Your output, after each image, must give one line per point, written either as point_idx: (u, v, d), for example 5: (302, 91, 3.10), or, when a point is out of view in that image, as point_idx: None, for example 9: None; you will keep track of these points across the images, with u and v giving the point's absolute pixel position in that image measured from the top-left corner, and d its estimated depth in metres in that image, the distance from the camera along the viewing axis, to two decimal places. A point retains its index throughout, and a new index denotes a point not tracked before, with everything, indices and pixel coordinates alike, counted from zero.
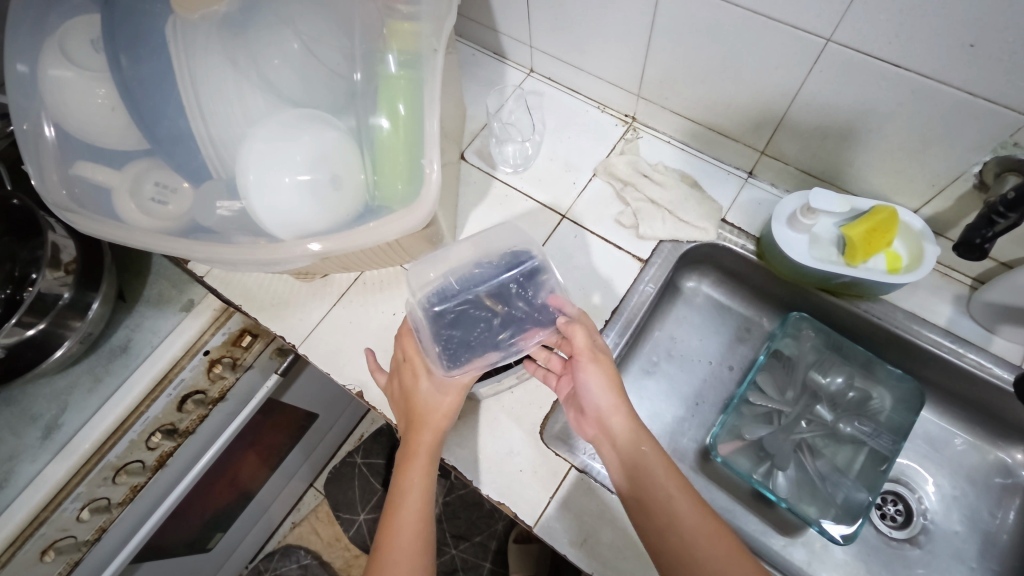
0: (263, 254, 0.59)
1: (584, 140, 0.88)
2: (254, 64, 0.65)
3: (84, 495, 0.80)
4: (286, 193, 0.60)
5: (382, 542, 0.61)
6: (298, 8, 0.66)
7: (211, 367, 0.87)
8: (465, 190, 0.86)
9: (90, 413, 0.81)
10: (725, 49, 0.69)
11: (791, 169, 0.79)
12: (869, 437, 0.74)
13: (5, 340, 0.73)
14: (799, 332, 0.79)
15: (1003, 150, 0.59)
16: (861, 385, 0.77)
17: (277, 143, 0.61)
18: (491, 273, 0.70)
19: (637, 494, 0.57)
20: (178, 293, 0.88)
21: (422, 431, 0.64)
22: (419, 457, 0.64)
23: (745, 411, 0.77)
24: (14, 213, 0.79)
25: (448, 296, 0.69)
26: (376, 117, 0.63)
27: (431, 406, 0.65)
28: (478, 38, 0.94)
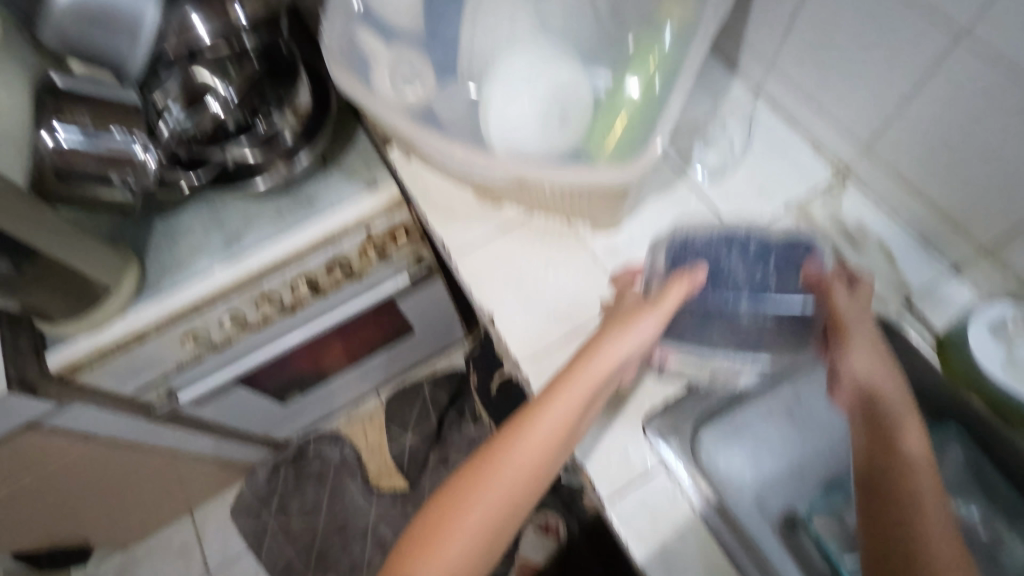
0: (478, 157, 0.64)
1: (786, 173, 0.86)
2: None
3: (233, 306, 0.93)
4: (519, 114, 0.65)
5: (521, 417, 0.64)
6: None
7: (365, 246, 0.98)
8: (652, 176, 0.87)
9: (265, 238, 0.91)
10: (998, 132, 0.64)
11: (1009, 281, 0.71)
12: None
13: (234, 155, 0.86)
14: (945, 450, 0.73)
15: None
16: (994, 529, 0.71)
17: (528, 70, 0.66)
18: (758, 248, 0.75)
19: (889, 467, 0.57)
20: (368, 169, 0.95)
21: (611, 347, 0.66)
22: (594, 374, 0.65)
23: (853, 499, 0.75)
24: (279, 57, 0.90)
25: (703, 244, 0.76)
26: (628, 77, 0.66)
27: (630, 321, 0.67)
28: (717, 42, 0.94)
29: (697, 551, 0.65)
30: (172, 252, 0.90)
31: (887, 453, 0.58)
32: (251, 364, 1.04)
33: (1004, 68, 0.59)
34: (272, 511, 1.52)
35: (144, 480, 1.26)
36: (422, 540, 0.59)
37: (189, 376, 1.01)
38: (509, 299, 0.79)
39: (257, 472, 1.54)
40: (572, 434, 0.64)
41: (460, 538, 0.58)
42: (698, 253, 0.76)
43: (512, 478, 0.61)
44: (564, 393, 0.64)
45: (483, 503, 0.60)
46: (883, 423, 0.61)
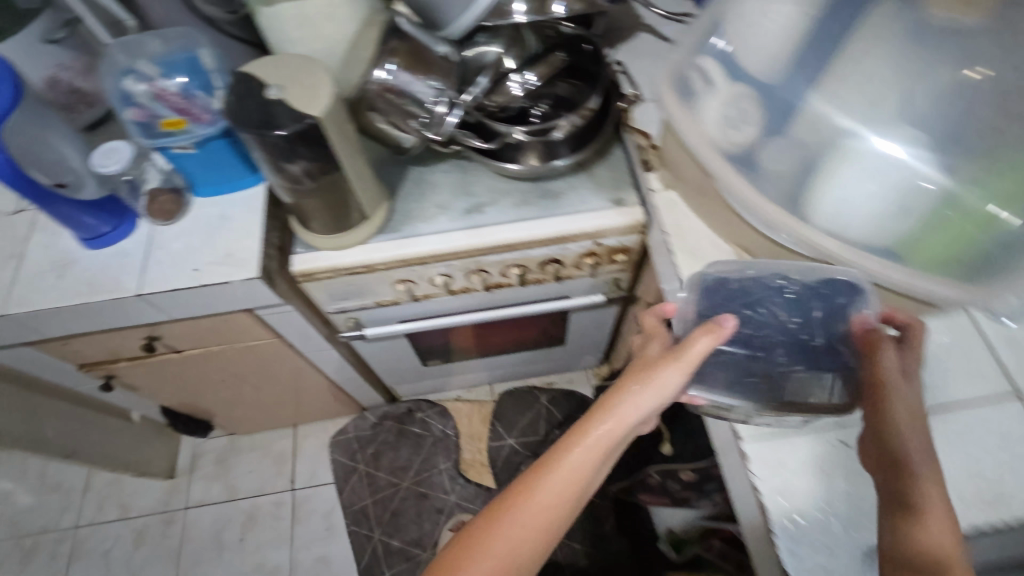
0: (792, 224, 0.65)
1: None
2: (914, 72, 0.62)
3: (451, 268, 0.94)
4: (851, 200, 0.62)
5: (536, 472, 0.58)
6: None
7: (585, 255, 0.97)
8: None
9: (504, 220, 0.92)
10: None
11: None
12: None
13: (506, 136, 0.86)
14: None
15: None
16: None
17: (875, 154, 0.62)
18: (801, 292, 0.67)
19: (897, 513, 0.53)
20: (616, 186, 0.94)
21: (650, 393, 0.59)
22: (631, 411, 0.59)
23: None
24: (582, 59, 0.91)
25: (744, 291, 0.68)
26: (990, 201, 0.58)
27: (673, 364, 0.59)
28: None
29: None
30: (419, 203, 0.94)
31: (903, 502, 0.53)
32: (435, 323, 1.07)
33: None
34: (366, 455, 1.57)
35: (283, 385, 1.34)
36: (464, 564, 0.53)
37: (378, 314, 1.05)
38: None
39: (366, 415, 1.60)
40: (585, 492, 0.59)
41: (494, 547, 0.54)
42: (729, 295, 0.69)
43: (555, 494, 0.56)
44: (606, 433, 0.58)
45: (504, 550, 0.54)
46: (898, 470, 0.55)
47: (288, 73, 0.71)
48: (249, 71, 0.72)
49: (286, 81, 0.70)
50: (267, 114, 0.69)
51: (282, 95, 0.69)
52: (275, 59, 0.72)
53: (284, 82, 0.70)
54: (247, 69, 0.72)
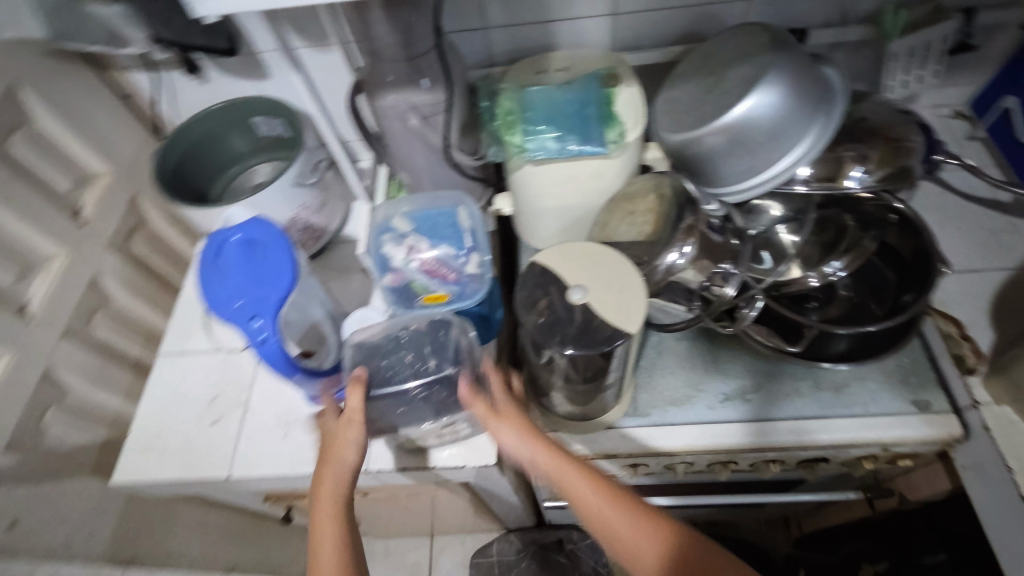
0: None
1: None
2: None
3: (698, 460, 0.80)
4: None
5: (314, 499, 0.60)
6: None
7: (861, 458, 0.80)
8: None
9: (774, 415, 0.77)
10: None
11: None
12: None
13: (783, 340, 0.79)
14: None
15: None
16: None
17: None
18: (415, 337, 0.68)
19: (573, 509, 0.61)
20: (918, 385, 0.76)
21: (618, 516, 0.58)
22: (591, 492, 0.59)
23: None
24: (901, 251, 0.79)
25: (377, 346, 0.68)
26: None
27: (549, 449, 0.61)
28: None
29: None
30: (665, 380, 0.81)
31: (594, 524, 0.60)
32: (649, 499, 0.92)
33: None
34: None
35: (443, 514, 1.23)
36: (340, 442, 0.61)
37: None
38: None
39: (513, 538, 1.46)
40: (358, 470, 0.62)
41: (349, 437, 0.61)
42: (379, 348, 0.68)
43: (337, 478, 0.60)
44: (592, 501, 0.59)
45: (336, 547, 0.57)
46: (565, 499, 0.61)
47: (598, 275, 0.61)
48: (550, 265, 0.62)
49: (600, 289, 0.60)
50: (569, 324, 0.59)
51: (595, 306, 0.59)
52: (579, 251, 0.63)
53: (596, 289, 0.60)
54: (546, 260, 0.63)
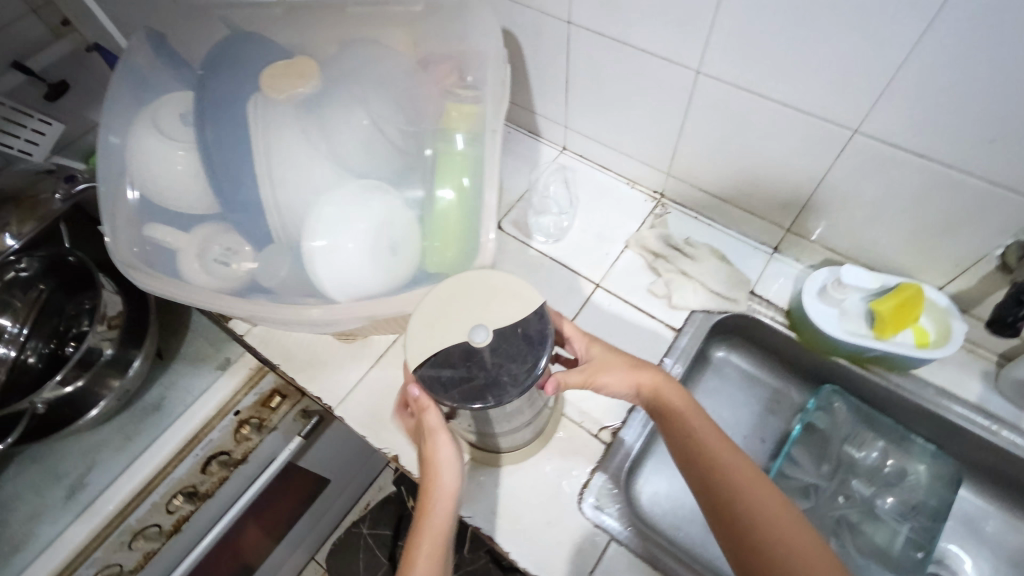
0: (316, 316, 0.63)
1: (614, 214, 0.93)
2: (326, 138, 0.67)
3: (101, 561, 0.76)
4: (337, 254, 0.63)
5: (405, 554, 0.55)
6: (369, 92, 0.70)
7: (239, 428, 0.85)
8: (502, 257, 0.90)
9: (117, 472, 0.80)
10: (762, 127, 0.72)
11: (817, 246, 0.81)
12: (915, 519, 0.73)
13: (47, 396, 0.75)
14: (830, 405, 0.80)
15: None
16: (896, 460, 0.77)
17: (346, 208, 0.64)
18: None
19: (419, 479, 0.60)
20: (215, 351, 0.89)
21: (637, 370, 0.64)
22: (687, 412, 0.61)
23: (784, 486, 0.77)
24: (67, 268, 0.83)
25: None
26: (437, 189, 0.67)
27: (605, 365, 0.64)
28: (516, 118, 1.02)
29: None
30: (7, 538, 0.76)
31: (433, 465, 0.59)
32: None
33: (737, 88, 0.69)
34: None
35: None
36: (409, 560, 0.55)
37: None
38: None
39: None
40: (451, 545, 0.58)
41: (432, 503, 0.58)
42: None
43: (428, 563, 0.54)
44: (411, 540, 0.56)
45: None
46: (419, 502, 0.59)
47: (467, 312, 0.56)
48: (446, 345, 0.54)
49: (451, 312, 0.56)
50: (500, 372, 0.53)
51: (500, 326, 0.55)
52: (432, 313, 0.56)
53: (483, 312, 0.55)
54: (416, 350, 0.55)
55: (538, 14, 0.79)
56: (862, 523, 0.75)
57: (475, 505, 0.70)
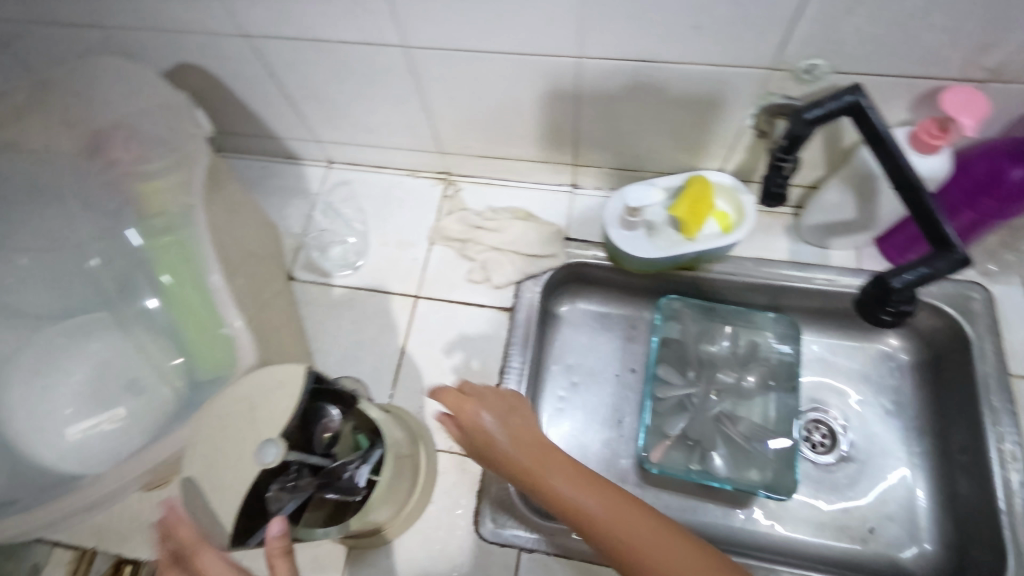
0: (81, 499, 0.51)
1: (407, 213, 0.85)
2: (32, 309, 0.64)
3: None
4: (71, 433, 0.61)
5: None
6: (58, 223, 0.65)
7: None
8: (308, 309, 0.80)
9: None
10: (497, 80, 0.66)
11: (606, 170, 0.79)
12: (782, 386, 0.77)
13: None
14: (676, 312, 0.80)
15: (804, 76, 0.56)
16: (745, 338, 0.79)
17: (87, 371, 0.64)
18: None
19: None
20: None
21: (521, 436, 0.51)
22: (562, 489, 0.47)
23: (660, 408, 0.77)
24: None
25: None
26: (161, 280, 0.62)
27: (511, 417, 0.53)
28: (262, 148, 0.88)
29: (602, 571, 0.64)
30: None
31: None
32: None
33: (450, 50, 0.62)
34: None
35: None
36: None
37: None
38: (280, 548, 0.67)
39: None
40: None
41: None
42: None
43: None
44: None
45: None
46: None
47: (242, 424, 0.46)
48: (249, 490, 0.45)
49: (227, 437, 0.47)
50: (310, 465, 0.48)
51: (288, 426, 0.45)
52: (208, 450, 0.47)
53: (258, 431, 0.45)
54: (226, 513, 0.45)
55: (211, 36, 0.67)
56: (738, 410, 0.77)
57: None
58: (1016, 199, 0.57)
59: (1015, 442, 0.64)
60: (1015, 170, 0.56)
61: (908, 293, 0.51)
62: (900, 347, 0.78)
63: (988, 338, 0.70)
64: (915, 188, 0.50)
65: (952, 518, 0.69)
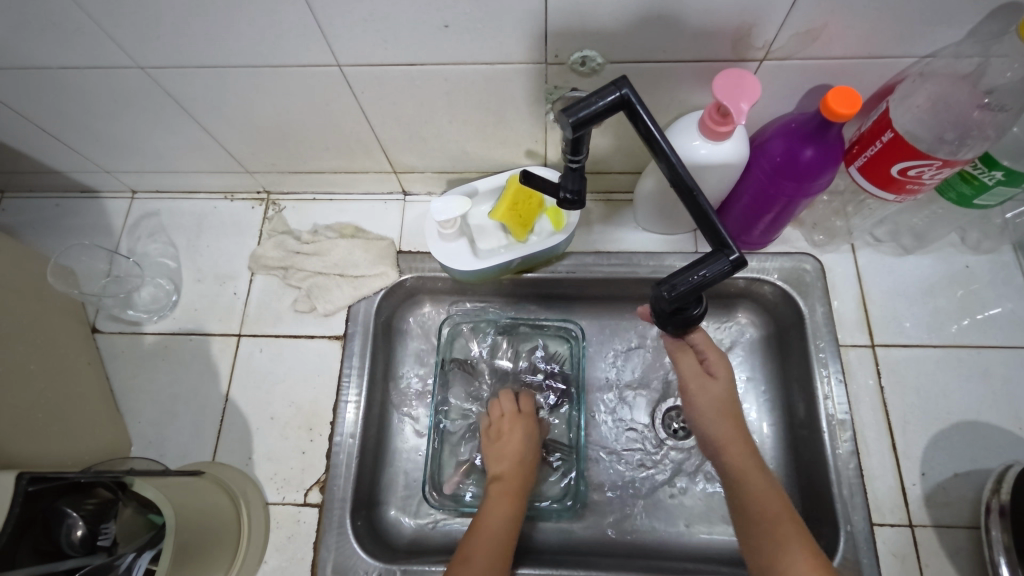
0: None
1: (224, 241, 0.77)
2: None
3: None
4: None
5: None
6: None
7: None
8: (116, 364, 0.72)
9: None
10: (265, 94, 0.59)
11: (430, 174, 0.74)
12: (589, 382, 0.75)
13: None
14: (456, 331, 0.78)
15: (581, 68, 0.53)
16: (529, 348, 0.78)
17: None
18: None
19: None
20: None
21: (499, 505, 0.62)
22: (503, 535, 0.59)
23: (444, 435, 0.74)
24: None
25: None
26: None
27: (504, 504, 0.62)
28: (50, 185, 0.78)
29: None
30: None
31: None
32: None
33: (195, 68, 0.55)
34: None
35: None
36: None
37: None
38: None
39: None
40: None
41: None
42: None
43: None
44: None
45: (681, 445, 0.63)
46: None
47: None
48: None
49: None
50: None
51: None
52: None
53: None
54: None
55: None
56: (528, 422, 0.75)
57: None
58: (813, 177, 0.55)
59: (844, 412, 0.65)
60: (807, 150, 0.54)
61: (688, 300, 0.46)
62: (749, 322, 0.75)
63: (819, 309, 0.69)
64: (689, 189, 0.47)
65: (798, 493, 0.67)
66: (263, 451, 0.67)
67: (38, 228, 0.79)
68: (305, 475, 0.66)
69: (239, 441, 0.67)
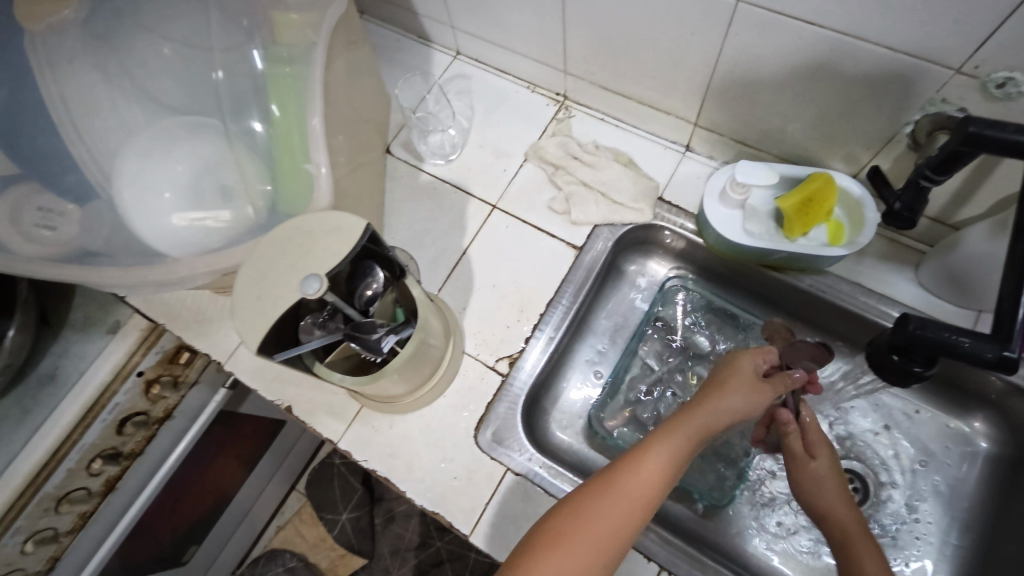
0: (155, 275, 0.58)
1: (513, 123, 0.84)
2: (126, 72, 0.71)
3: (25, 529, 0.69)
4: (166, 214, 0.66)
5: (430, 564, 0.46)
6: (161, 17, 0.70)
7: (149, 388, 0.77)
8: (392, 185, 0.83)
9: (18, 448, 0.70)
10: (643, 7, 0.61)
11: (727, 139, 0.74)
12: None
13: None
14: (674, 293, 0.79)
15: (993, 90, 0.49)
16: (733, 339, 0.78)
17: (147, 166, 0.69)
18: None
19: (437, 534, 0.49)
20: (104, 314, 0.79)
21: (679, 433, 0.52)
22: (676, 458, 0.51)
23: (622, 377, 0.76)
24: None
25: None
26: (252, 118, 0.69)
27: (685, 434, 0.52)
28: (399, 21, 0.90)
29: (531, 508, 0.65)
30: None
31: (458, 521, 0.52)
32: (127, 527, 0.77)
33: None
34: None
35: None
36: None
37: None
38: (302, 383, 0.74)
39: None
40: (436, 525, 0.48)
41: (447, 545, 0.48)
42: None
43: (640, 495, 0.49)
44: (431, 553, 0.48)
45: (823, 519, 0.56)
46: None
47: (291, 256, 0.48)
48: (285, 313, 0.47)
49: (274, 271, 0.48)
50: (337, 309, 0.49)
51: (335, 265, 0.48)
52: (256, 278, 0.48)
53: (310, 262, 0.48)
54: (253, 332, 0.47)
55: None
56: None
57: (366, 451, 0.70)
58: None
59: None
60: None
61: (927, 351, 0.46)
62: (982, 432, 0.68)
63: None
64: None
65: None
66: (476, 308, 0.75)
67: (377, 52, 0.92)
68: (502, 346, 0.72)
69: (461, 292, 0.75)
